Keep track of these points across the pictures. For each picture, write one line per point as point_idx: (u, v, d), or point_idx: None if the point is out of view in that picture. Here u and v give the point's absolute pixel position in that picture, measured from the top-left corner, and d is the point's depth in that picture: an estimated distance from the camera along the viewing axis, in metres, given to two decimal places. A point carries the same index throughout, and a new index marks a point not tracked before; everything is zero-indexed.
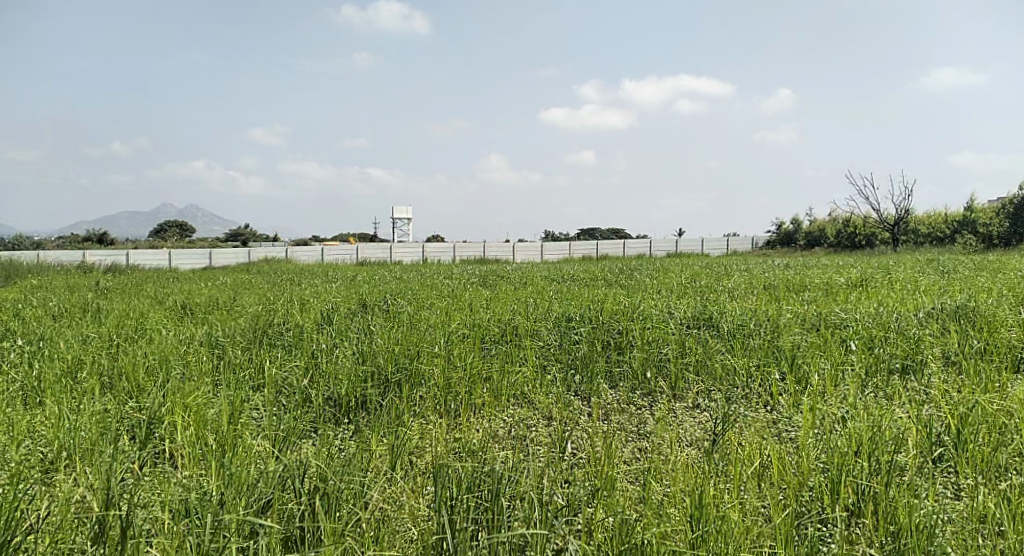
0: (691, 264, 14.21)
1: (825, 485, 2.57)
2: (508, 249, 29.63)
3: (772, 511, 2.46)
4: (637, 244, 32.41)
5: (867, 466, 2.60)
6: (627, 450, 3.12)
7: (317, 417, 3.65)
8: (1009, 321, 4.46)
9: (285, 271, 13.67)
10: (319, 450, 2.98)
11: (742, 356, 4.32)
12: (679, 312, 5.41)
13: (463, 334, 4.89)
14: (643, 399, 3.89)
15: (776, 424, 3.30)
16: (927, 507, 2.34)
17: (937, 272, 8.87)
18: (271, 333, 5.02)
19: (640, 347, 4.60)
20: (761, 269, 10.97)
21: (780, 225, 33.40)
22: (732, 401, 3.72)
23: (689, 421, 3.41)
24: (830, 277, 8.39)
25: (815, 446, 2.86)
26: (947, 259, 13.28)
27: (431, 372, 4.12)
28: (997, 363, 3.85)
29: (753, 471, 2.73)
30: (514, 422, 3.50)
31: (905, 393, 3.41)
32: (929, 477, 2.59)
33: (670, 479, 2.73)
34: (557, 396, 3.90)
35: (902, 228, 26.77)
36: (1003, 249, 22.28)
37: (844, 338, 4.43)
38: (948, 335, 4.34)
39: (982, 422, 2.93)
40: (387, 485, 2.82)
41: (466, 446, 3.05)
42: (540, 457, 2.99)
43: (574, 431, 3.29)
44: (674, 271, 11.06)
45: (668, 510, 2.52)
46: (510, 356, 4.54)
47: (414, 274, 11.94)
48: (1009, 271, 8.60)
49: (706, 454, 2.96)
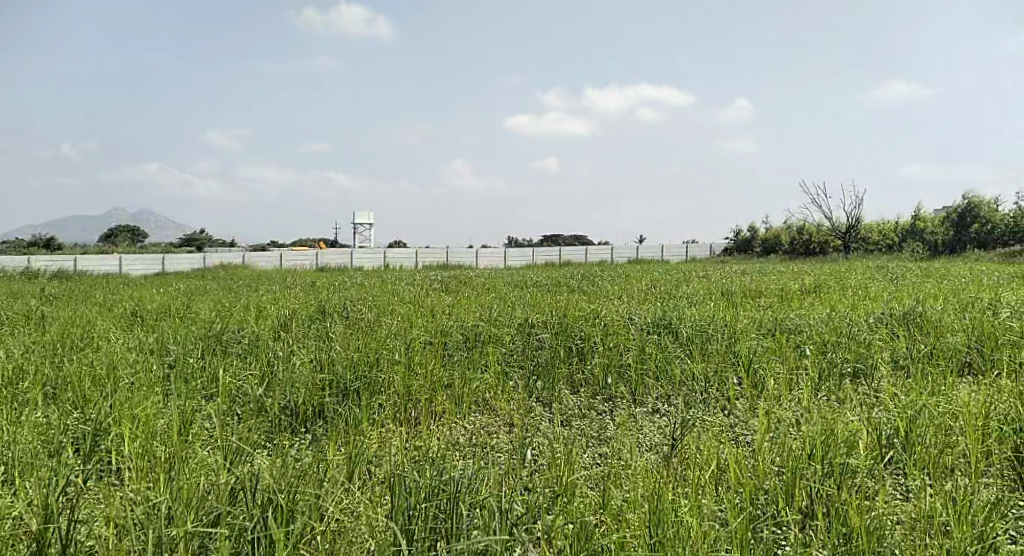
0: (652, 271, 14.46)
1: (779, 488, 2.61)
2: (472, 256, 29.59)
3: (729, 515, 2.48)
4: (599, 250, 32.85)
5: (820, 469, 2.66)
6: (588, 456, 3.13)
7: (273, 426, 3.57)
8: (953, 326, 4.63)
9: (240, 277, 13.38)
10: (273, 461, 2.90)
11: (701, 361, 4.39)
12: (639, 317, 5.47)
13: (424, 341, 4.85)
14: (605, 405, 3.91)
15: (733, 428, 3.36)
16: (878, 508, 2.39)
17: (886, 279, 9.23)
18: (225, 341, 4.89)
19: (602, 352, 4.63)
20: (718, 275, 11.23)
21: (738, 233, 34.19)
22: (691, 405, 3.77)
23: (649, 426, 3.45)
24: (786, 283, 8.62)
25: (770, 450, 2.92)
26: (896, 266, 13.83)
27: (391, 380, 4.06)
28: (944, 366, 3.99)
29: (710, 474, 2.77)
30: (475, 429, 3.48)
31: (856, 397, 3.50)
32: (879, 479, 2.66)
33: (630, 484, 2.75)
34: (518, 402, 3.89)
35: (854, 236, 27.69)
36: (949, 255, 23.17)
37: (799, 343, 4.54)
38: (897, 339, 4.49)
39: (930, 423, 3.01)
40: (344, 497, 2.76)
41: (427, 454, 3.01)
42: (501, 463, 2.97)
43: (535, 438, 3.29)
44: (634, 277, 11.20)
45: (627, 516, 2.53)
46: (472, 363, 4.51)
47: (376, 280, 11.86)
48: (951, 278, 9.01)
49: (664, 460, 3.00)
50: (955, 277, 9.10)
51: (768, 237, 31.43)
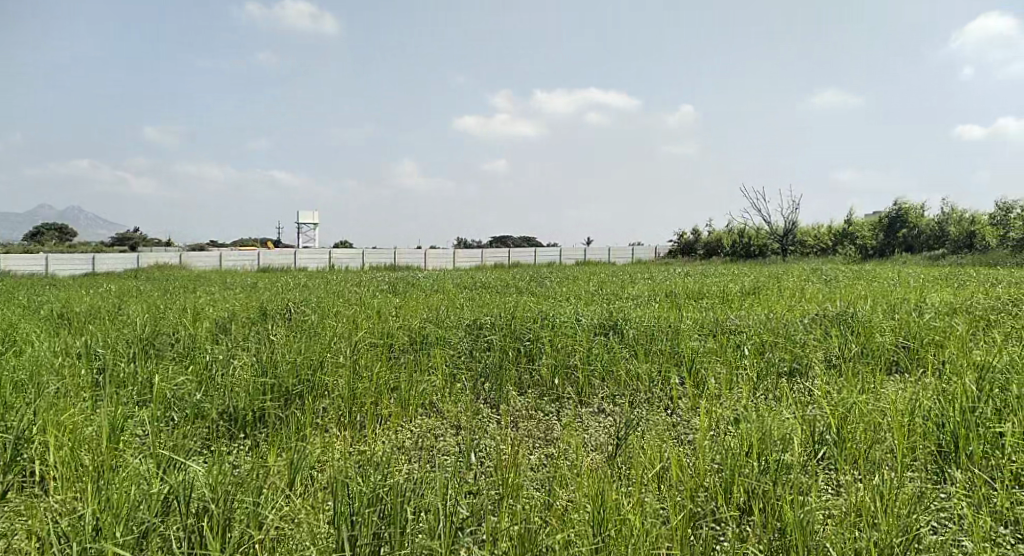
0: (600, 272, 14.69)
1: (719, 486, 2.69)
2: (421, 257, 29.37)
3: (670, 513, 2.53)
4: (548, 252, 33.13)
5: (757, 466, 2.75)
6: (534, 457, 3.13)
7: (211, 433, 3.45)
8: (882, 326, 4.85)
9: (176, 278, 12.91)
10: (208, 469, 2.80)
11: (645, 361, 4.48)
12: (586, 318, 5.53)
13: (371, 343, 4.78)
14: (552, 405, 3.94)
15: (675, 427, 3.44)
16: (811, 503, 2.47)
17: (821, 280, 9.63)
18: (160, 343, 4.70)
19: (549, 353, 4.65)
20: (663, 277, 11.48)
21: (682, 236, 35.04)
22: (636, 405, 3.84)
23: (595, 426, 3.50)
24: (727, 285, 8.90)
25: (710, 449, 3.00)
26: (829, 269, 14.36)
27: (336, 383, 3.98)
28: (873, 364, 4.17)
29: (653, 473, 2.83)
30: (421, 431, 3.44)
31: (792, 395, 3.63)
32: (812, 474, 2.75)
33: (575, 484, 2.77)
34: (465, 405, 3.86)
35: (792, 239, 28.75)
36: (880, 258, 24.33)
37: (739, 344, 4.68)
38: (830, 338, 4.67)
39: (860, 420, 3.14)
40: (283, 504, 2.68)
41: (371, 459, 2.96)
42: (447, 466, 2.95)
43: (482, 440, 3.27)
44: (582, 279, 11.34)
45: (571, 516, 2.54)
46: (419, 365, 4.47)
47: (320, 281, 11.63)
48: (880, 280, 9.47)
49: (609, 459, 3.04)
50: (884, 279, 9.43)
51: (711, 239, 32.30)
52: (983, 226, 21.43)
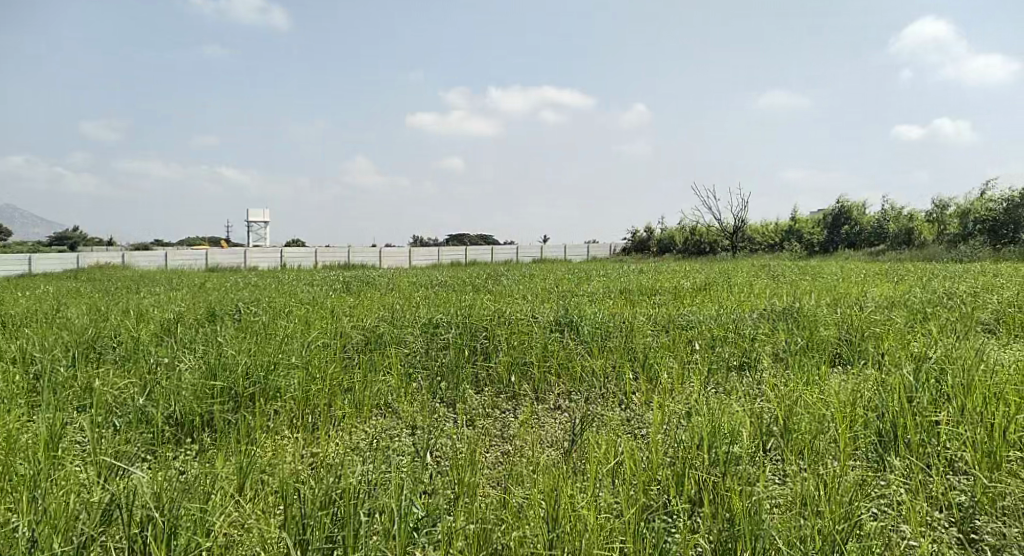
0: (556, 270, 14.76)
1: (671, 479, 2.74)
2: (376, 255, 29.01)
3: (624, 506, 2.56)
4: (505, 250, 33.19)
5: (707, 459, 2.81)
6: (491, 456, 3.12)
7: (156, 438, 3.34)
8: (826, 320, 5.03)
9: (118, 278, 12.44)
10: (152, 476, 2.70)
11: (600, 357, 4.53)
12: (542, 316, 5.55)
13: (323, 343, 4.69)
14: (508, 403, 3.94)
15: (630, 422, 3.48)
16: (759, 493, 2.54)
17: (769, 276, 9.92)
18: (101, 347, 4.52)
19: (506, 351, 4.66)
20: (618, 274, 11.60)
21: (637, 233, 35.57)
22: (591, 401, 3.88)
23: (551, 423, 3.52)
24: (679, 281, 9.08)
25: (663, 443, 3.05)
26: (775, 265, 14.77)
27: (288, 385, 3.90)
28: (818, 357, 4.31)
29: (608, 468, 2.87)
30: (376, 432, 3.40)
31: (741, 389, 3.73)
32: (761, 466, 2.82)
33: (530, 481, 2.78)
34: (421, 404, 3.83)
35: (742, 236, 29.50)
36: (824, 253, 25.20)
37: (691, 339, 4.78)
38: (777, 333, 4.81)
39: (805, 412, 3.24)
40: (232, 510, 2.61)
41: (323, 462, 2.90)
42: (402, 466, 2.92)
43: (437, 440, 3.24)
44: (538, 276, 11.39)
45: (527, 513, 2.54)
46: (374, 365, 4.41)
47: (272, 280, 11.38)
48: (824, 275, 9.83)
49: (565, 456, 3.06)
50: (828, 275, 9.81)
51: (665, 236, 32.85)
52: (919, 222, 22.39)
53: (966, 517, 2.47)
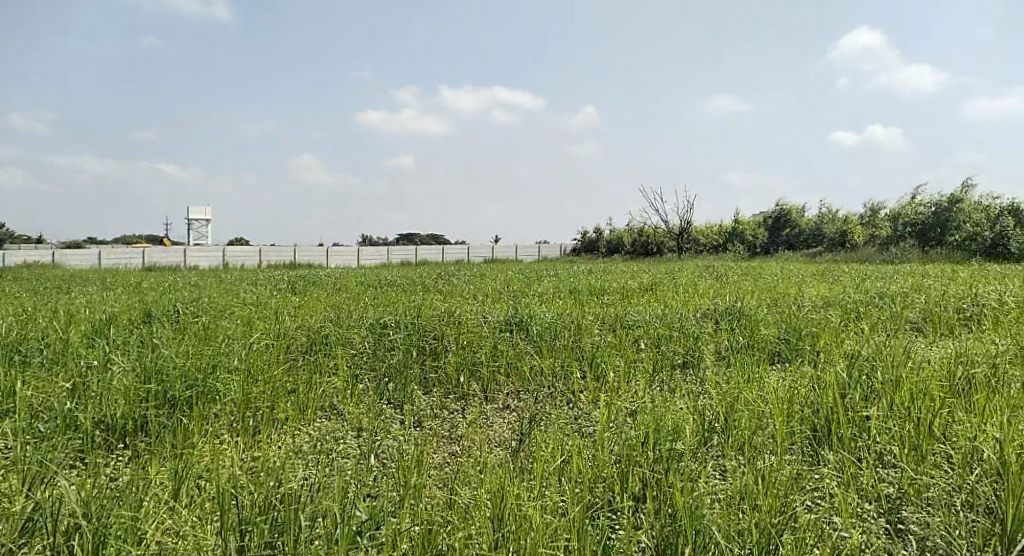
0: (505, 269, 14.74)
1: (616, 476, 2.77)
2: (325, 254, 28.44)
3: (569, 505, 2.58)
4: (456, 250, 33.10)
5: (651, 456, 2.86)
6: (438, 457, 3.09)
7: (86, 444, 3.19)
8: (766, 319, 5.19)
9: (46, 277, 11.82)
10: (80, 483, 2.58)
11: (548, 357, 4.55)
12: (492, 316, 5.55)
13: (266, 343, 4.56)
14: (456, 404, 3.91)
15: (577, 420, 3.51)
16: (700, 489, 2.59)
17: (712, 277, 10.20)
18: (26, 350, 4.29)
19: (455, 351, 4.63)
20: (566, 274, 11.71)
21: (588, 234, 35.97)
22: (539, 400, 3.89)
23: (499, 423, 3.52)
24: (627, 281, 9.24)
25: (609, 441, 3.09)
26: (719, 265, 15.16)
27: (228, 387, 3.78)
28: (758, 354, 4.45)
29: (554, 466, 2.89)
30: (320, 434, 3.33)
31: (685, 386, 3.81)
32: (702, 461, 2.89)
33: (477, 481, 2.77)
34: (368, 405, 3.77)
35: (689, 237, 30.21)
36: (766, 254, 26.05)
37: (637, 338, 4.86)
38: (720, 332, 4.94)
39: (746, 408, 3.33)
40: (166, 517, 2.52)
41: (264, 466, 2.83)
42: (347, 468, 2.87)
43: (383, 441, 3.20)
44: (489, 275, 11.40)
45: (472, 513, 2.53)
46: (319, 366, 4.32)
47: (213, 280, 11.02)
48: (764, 275, 10.16)
49: (512, 455, 3.06)
50: (769, 276, 10.13)
51: (615, 237, 33.31)
52: (855, 225, 23.36)
53: (893, 508, 2.58)
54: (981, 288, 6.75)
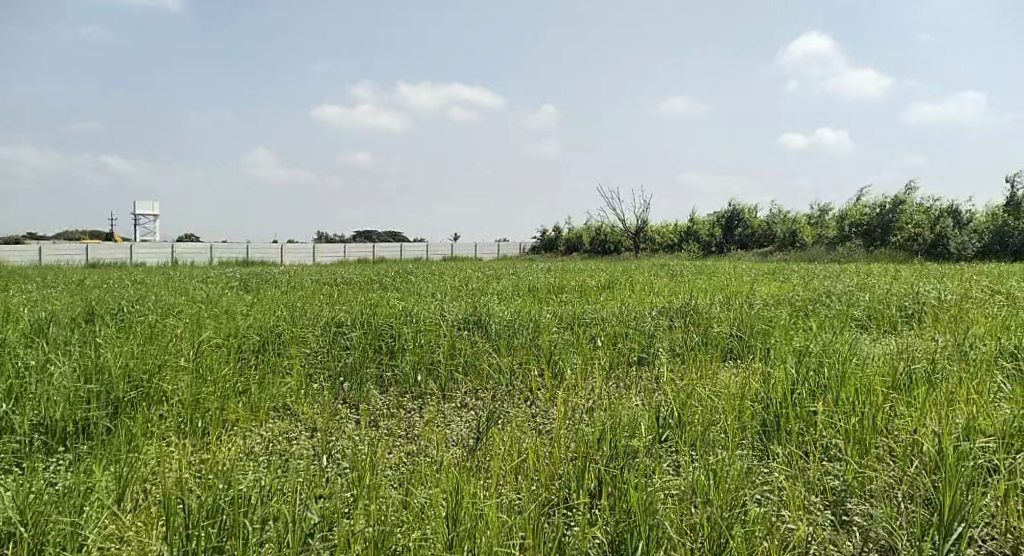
0: (461, 267, 14.67)
1: (572, 473, 2.79)
2: (280, 251, 27.84)
3: (525, 502, 2.59)
4: (414, 247, 32.91)
5: (606, 453, 2.88)
6: (394, 456, 3.05)
7: (22, 448, 3.05)
8: (719, 316, 5.30)
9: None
10: (16, 489, 2.47)
11: (507, 355, 4.55)
12: (450, 314, 5.53)
13: (216, 344, 4.44)
14: (413, 403, 3.87)
15: (534, 418, 3.52)
16: (653, 485, 2.62)
17: (666, 275, 10.38)
18: None
19: (412, 349, 4.59)
20: (524, 272, 11.75)
21: (546, 232, 36.16)
22: (497, 398, 3.89)
23: (457, 421, 3.50)
24: (584, 279, 9.33)
25: (566, 437, 3.10)
26: (673, 264, 15.41)
27: (176, 388, 3.66)
28: (711, 352, 4.54)
29: (510, 464, 2.89)
30: (272, 435, 3.25)
31: (641, 384, 3.86)
32: (656, 458, 2.93)
33: (432, 480, 2.75)
34: (323, 406, 3.70)
35: (646, 237, 30.67)
36: (720, 253, 26.65)
37: (594, 336, 4.90)
38: (675, 329, 5.03)
39: (699, 405, 3.39)
40: (108, 522, 2.43)
41: (213, 468, 2.75)
42: (300, 469, 2.81)
43: (338, 442, 3.14)
44: (446, 273, 11.35)
45: (428, 513, 2.51)
46: (271, 366, 4.22)
47: (159, 278, 10.64)
48: (716, 274, 10.40)
49: (469, 453, 3.05)
50: (721, 274, 10.38)
51: (573, 236, 33.59)
52: (804, 225, 24.07)
53: (839, 500, 2.67)
54: (921, 286, 7.04)
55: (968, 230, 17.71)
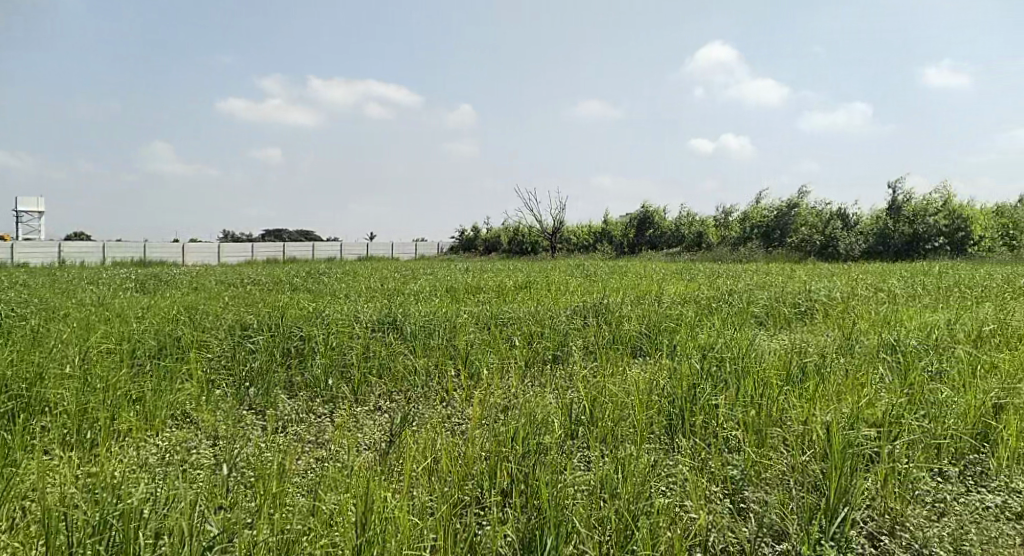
0: (374, 267, 14.39)
1: (485, 472, 2.79)
2: (184, 250, 26.40)
3: (436, 504, 2.56)
4: (327, 247, 32.05)
5: (519, 451, 2.91)
6: (302, 462, 2.95)
7: None
8: (631, 314, 5.46)
9: None
10: None
11: (422, 356, 4.51)
12: (364, 315, 5.41)
13: (107, 350, 4.15)
14: (323, 407, 3.76)
15: (449, 419, 3.50)
16: (564, 481, 2.67)
17: (579, 275, 10.57)
18: None
19: (323, 352, 4.45)
20: (439, 272, 11.66)
21: (465, 232, 36.10)
22: (411, 400, 3.84)
23: (370, 425, 3.43)
24: (500, 279, 9.38)
25: (480, 437, 3.11)
26: (586, 263, 15.71)
27: (60, 397, 3.40)
28: (622, 349, 4.66)
29: (423, 466, 2.86)
30: (170, 444, 3.07)
31: (555, 382, 3.92)
32: (568, 454, 2.98)
33: (342, 485, 2.68)
34: (226, 412, 3.53)
35: (563, 237, 31.22)
36: (633, 253, 27.50)
37: (510, 336, 4.93)
38: (589, 328, 5.13)
39: (610, 402, 3.48)
40: None
41: (102, 482, 2.57)
42: (199, 479, 2.68)
43: (242, 449, 3.00)
44: (359, 273, 11.08)
45: (337, 519, 2.45)
46: (170, 373, 3.99)
47: (39, 278, 9.82)
48: (626, 273, 10.71)
49: (382, 457, 3.00)
50: (631, 273, 10.70)
51: (492, 235, 33.73)
52: (711, 227, 25.26)
53: (737, 488, 2.80)
54: (812, 284, 7.54)
55: (856, 232, 19.15)
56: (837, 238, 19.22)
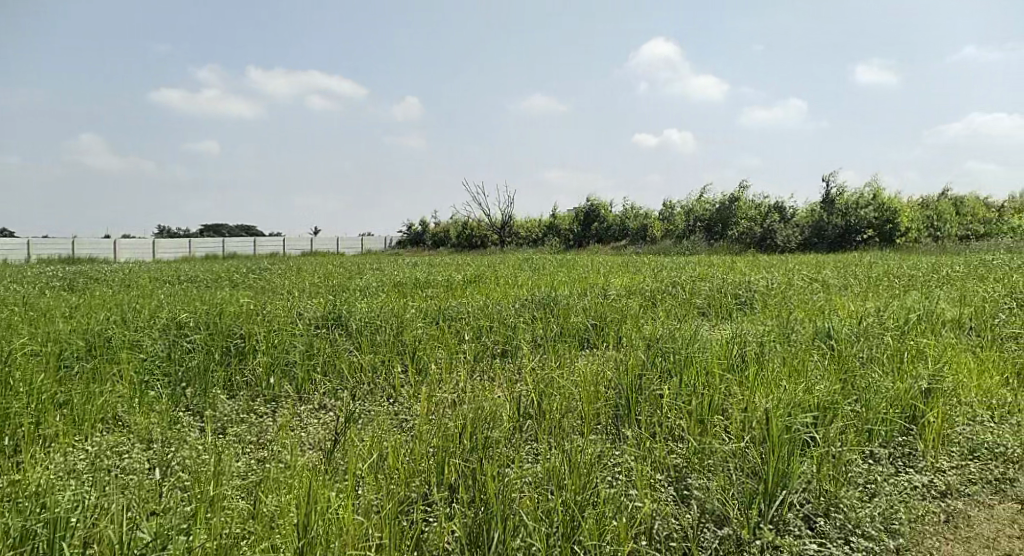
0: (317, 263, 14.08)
1: (433, 468, 2.77)
2: (116, 246, 25.27)
3: (383, 501, 2.53)
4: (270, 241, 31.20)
5: (467, 446, 2.89)
6: (242, 463, 2.86)
7: None
8: (579, 307, 5.51)
9: None
10: None
11: (369, 352, 4.44)
12: (308, 312, 5.28)
13: (31, 351, 3.93)
14: (265, 407, 3.66)
15: (396, 415, 3.46)
16: (511, 475, 2.67)
17: (526, 268, 10.61)
18: None
19: (265, 349, 4.33)
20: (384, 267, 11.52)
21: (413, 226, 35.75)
22: (357, 398, 3.77)
23: (314, 423, 3.36)
24: (449, 273, 9.34)
25: (428, 433, 3.08)
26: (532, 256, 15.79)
27: None
28: (570, 341, 4.70)
29: (369, 464, 2.81)
30: (100, 449, 2.94)
31: (503, 376, 3.91)
32: (516, 447, 2.99)
33: (284, 485, 2.61)
34: (161, 413, 3.40)
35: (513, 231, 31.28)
36: (581, 245, 27.79)
37: (459, 331, 4.90)
38: (537, 321, 5.15)
39: (557, 394, 3.50)
40: None
41: (24, 490, 2.43)
42: (131, 485, 2.56)
43: (178, 453, 2.89)
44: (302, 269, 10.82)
45: (278, 521, 2.38)
46: (100, 374, 3.81)
47: None
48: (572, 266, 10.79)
49: (326, 456, 2.94)
50: (577, 267, 10.81)
51: (441, 229, 33.52)
52: (657, 220, 25.73)
53: (681, 476, 2.86)
54: (751, 275, 7.77)
55: (793, 225, 19.85)
56: (775, 231, 19.88)
